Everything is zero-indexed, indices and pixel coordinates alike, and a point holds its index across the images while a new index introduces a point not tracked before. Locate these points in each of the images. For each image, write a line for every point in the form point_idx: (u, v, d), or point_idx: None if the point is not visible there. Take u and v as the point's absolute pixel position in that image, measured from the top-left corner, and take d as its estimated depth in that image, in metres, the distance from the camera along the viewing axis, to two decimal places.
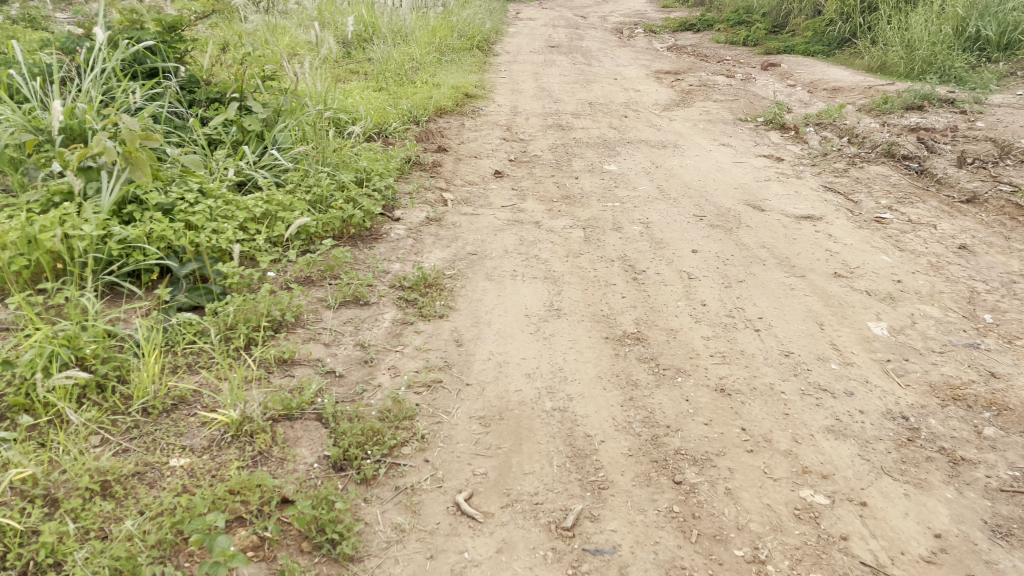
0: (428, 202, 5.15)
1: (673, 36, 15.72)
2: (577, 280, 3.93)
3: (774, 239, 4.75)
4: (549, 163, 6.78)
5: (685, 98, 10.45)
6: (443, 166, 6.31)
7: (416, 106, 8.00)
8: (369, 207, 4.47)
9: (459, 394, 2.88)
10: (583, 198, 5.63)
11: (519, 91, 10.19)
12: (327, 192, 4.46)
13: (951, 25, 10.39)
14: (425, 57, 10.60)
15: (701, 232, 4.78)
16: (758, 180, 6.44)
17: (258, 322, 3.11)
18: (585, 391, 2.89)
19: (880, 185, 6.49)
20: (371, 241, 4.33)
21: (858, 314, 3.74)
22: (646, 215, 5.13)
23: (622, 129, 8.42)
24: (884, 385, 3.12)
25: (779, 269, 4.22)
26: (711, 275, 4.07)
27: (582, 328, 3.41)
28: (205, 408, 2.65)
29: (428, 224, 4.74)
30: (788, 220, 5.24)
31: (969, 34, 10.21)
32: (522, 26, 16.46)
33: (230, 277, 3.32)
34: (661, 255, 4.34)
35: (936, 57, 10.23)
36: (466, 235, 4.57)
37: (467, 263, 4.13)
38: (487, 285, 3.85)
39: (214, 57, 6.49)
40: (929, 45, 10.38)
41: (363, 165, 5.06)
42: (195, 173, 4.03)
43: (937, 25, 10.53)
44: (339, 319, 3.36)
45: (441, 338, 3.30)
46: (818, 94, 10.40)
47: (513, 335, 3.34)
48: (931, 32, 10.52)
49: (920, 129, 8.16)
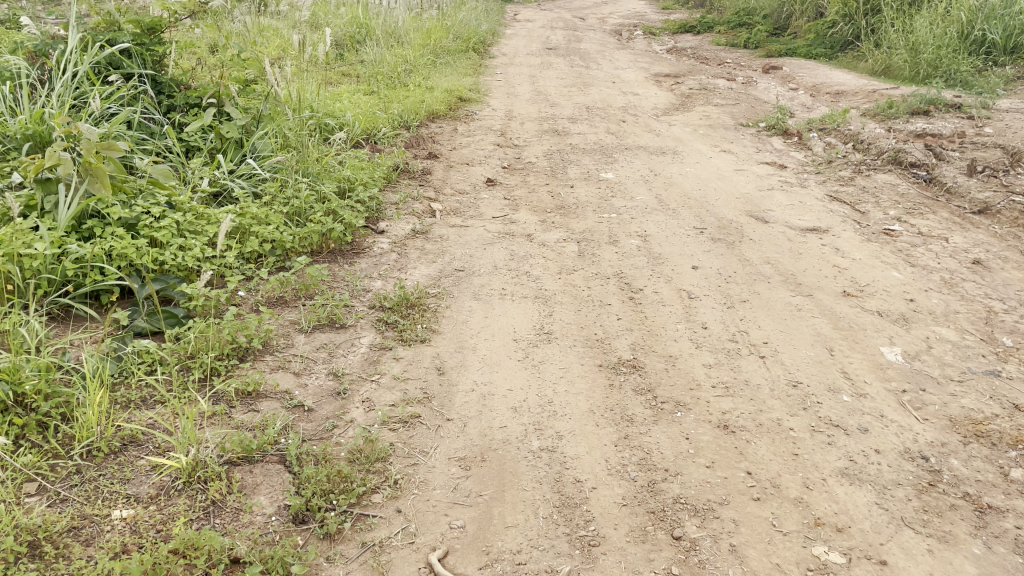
0: (415, 213, 4.91)
1: (672, 38, 15.50)
2: (569, 300, 3.70)
3: (778, 254, 4.52)
4: (544, 171, 6.55)
5: (685, 102, 10.22)
6: (433, 173, 6.08)
7: (408, 110, 7.78)
8: (351, 219, 4.23)
9: (438, 431, 2.63)
10: (579, 208, 5.40)
11: (515, 95, 9.96)
12: (306, 204, 4.22)
13: (956, 28, 10.17)
14: (419, 59, 10.37)
15: (702, 246, 4.55)
16: (760, 189, 6.21)
17: (222, 350, 2.86)
18: (577, 429, 2.64)
19: (887, 195, 6.26)
20: (353, 257, 4.10)
21: (869, 338, 3.51)
22: (644, 227, 4.90)
23: (619, 134, 8.19)
24: (900, 420, 2.88)
25: (785, 288, 3.98)
26: (713, 294, 3.83)
27: (573, 354, 3.17)
28: (157, 450, 2.40)
29: (415, 237, 4.50)
30: (792, 233, 5.01)
31: (975, 37, 10.01)
32: (520, 28, 16.24)
33: (194, 300, 3.08)
34: (660, 271, 4.11)
35: (941, 61, 10.01)
36: (454, 250, 4.34)
37: (454, 280, 3.89)
38: (473, 306, 3.61)
39: (196, 61, 6.26)
40: (935, 48, 10.16)
41: (347, 173, 4.83)
42: (164, 184, 3.80)
43: (943, 28, 10.31)
44: (312, 345, 3.12)
45: (422, 366, 3.06)
46: (821, 99, 10.17)
47: (500, 362, 3.10)
48: (936, 35, 10.30)
49: (927, 135, 7.94)
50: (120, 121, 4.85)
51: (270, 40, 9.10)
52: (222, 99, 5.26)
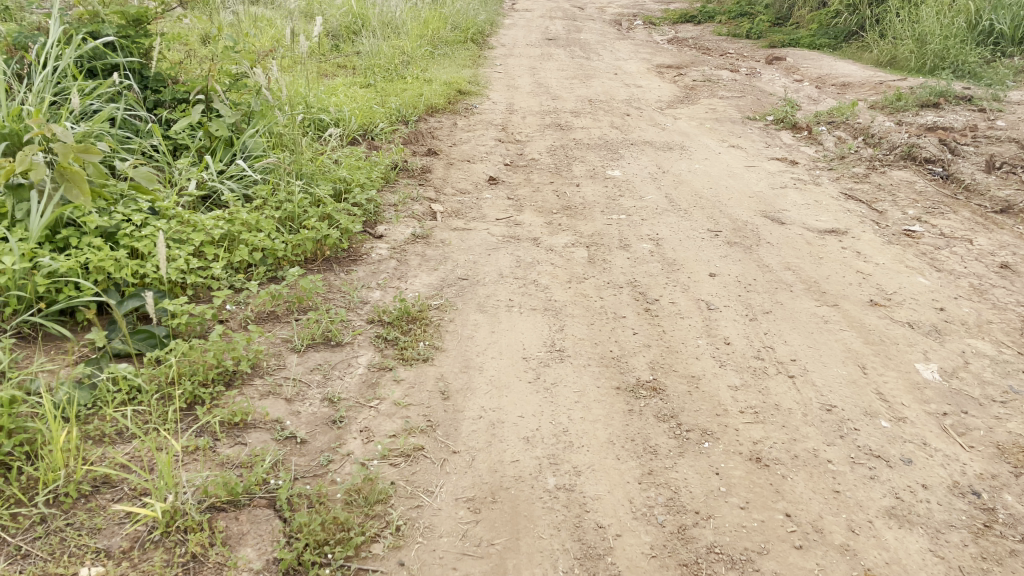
0: (415, 215, 4.67)
1: (673, 28, 15.21)
2: (581, 312, 3.46)
3: (798, 259, 4.28)
4: (547, 168, 6.30)
5: (689, 94, 9.96)
6: (433, 171, 5.83)
7: (406, 104, 7.52)
8: (347, 224, 3.98)
9: (444, 466, 2.40)
10: (585, 208, 5.15)
11: (515, 88, 9.69)
12: (300, 208, 3.95)
13: (963, 18, 9.94)
14: (416, 50, 10.09)
15: (718, 250, 4.31)
16: (773, 188, 5.98)
17: (207, 375, 2.62)
18: (596, 464, 2.41)
19: (904, 193, 6.03)
20: (350, 265, 3.85)
21: (903, 354, 3.27)
22: (655, 230, 4.66)
23: (624, 128, 7.94)
24: (944, 448, 2.65)
25: (809, 297, 3.75)
26: (733, 304, 3.60)
27: (588, 375, 2.93)
28: (132, 493, 2.17)
29: (415, 242, 4.26)
30: (811, 236, 4.78)
31: (983, 28, 9.77)
32: (519, 18, 15.93)
33: (176, 318, 2.84)
34: (675, 279, 3.87)
35: (949, 51, 9.77)
36: (457, 256, 4.10)
37: (456, 291, 3.65)
38: (479, 319, 3.38)
39: (185, 55, 6.01)
40: (942, 39, 9.92)
41: (343, 174, 4.58)
42: (147, 189, 3.55)
43: (950, 17, 10.06)
44: (305, 366, 2.88)
45: (425, 389, 2.82)
46: (827, 91, 9.91)
47: (509, 385, 2.86)
48: (943, 25, 10.06)
49: (939, 129, 7.70)
50: (103, 118, 4.59)
51: (264, 31, 8.84)
52: (211, 94, 5.00)
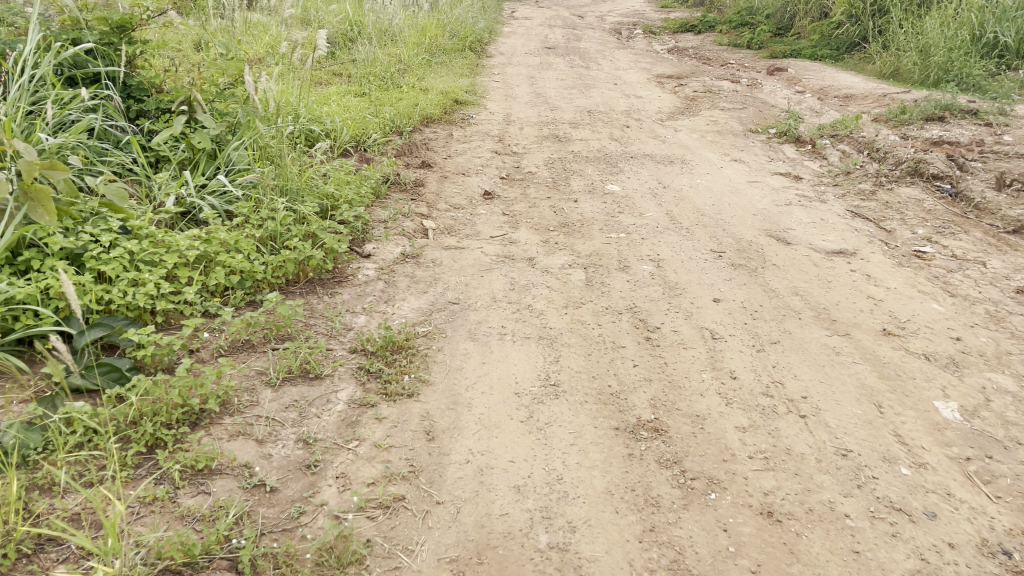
0: (406, 232, 4.46)
1: (673, 37, 15.04)
2: (577, 341, 3.25)
3: (806, 282, 4.08)
4: (545, 182, 6.10)
5: (690, 105, 9.78)
6: (426, 185, 5.64)
7: (400, 114, 7.33)
8: (332, 244, 3.78)
9: (427, 520, 2.20)
10: (583, 226, 4.96)
11: (513, 97, 9.50)
12: (283, 226, 3.75)
13: (967, 30, 9.78)
14: (413, 58, 9.92)
15: (722, 273, 4.11)
16: (777, 205, 5.78)
17: (170, 416, 2.41)
18: (593, 519, 2.21)
19: (912, 211, 5.85)
20: (334, 287, 3.64)
21: (920, 390, 3.07)
22: (656, 250, 4.46)
23: (624, 140, 7.75)
24: (970, 499, 2.45)
25: (818, 325, 3.56)
26: (739, 333, 3.40)
27: (585, 413, 2.72)
28: (78, 553, 1.96)
29: (404, 261, 4.06)
30: (818, 257, 4.58)
31: (987, 40, 9.60)
32: (518, 26, 15.79)
33: (142, 350, 2.63)
34: (677, 305, 3.67)
35: (953, 64, 9.61)
36: (448, 277, 3.90)
37: (446, 317, 3.45)
38: (469, 349, 3.17)
39: (171, 64, 5.82)
40: (946, 51, 9.75)
41: (331, 189, 4.38)
42: (120, 206, 3.35)
43: (954, 29, 9.90)
44: (280, 402, 2.67)
45: (409, 428, 2.61)
46: (830, 103, 9.73)
47: (500, 425, 2.65)
48: (947, 37, 9.90)
49: (945, 143, 7.53)
50: (82, 129, 4.39)
51: (257, 37, 8.66)
52: (196, 104, 4.80)
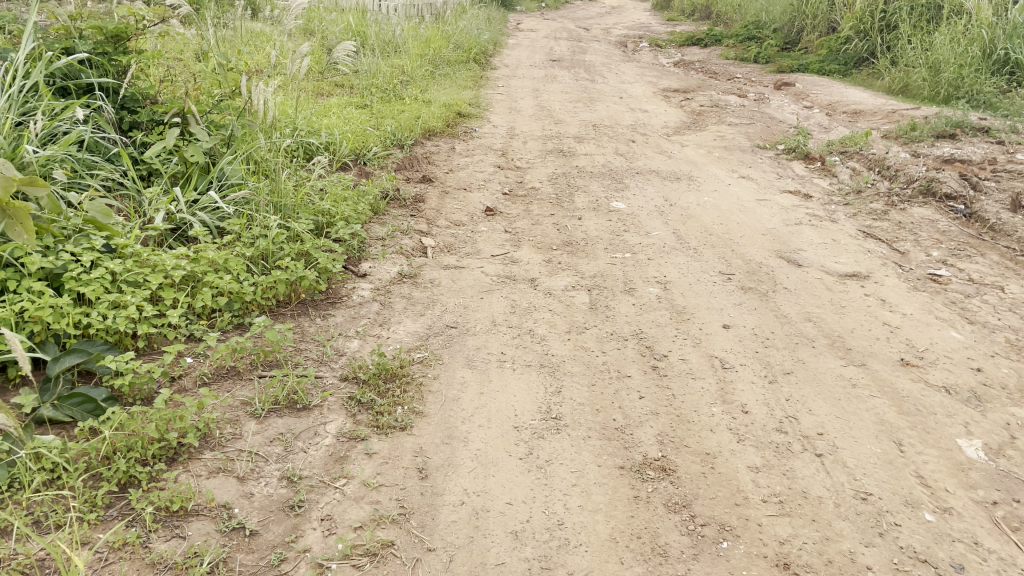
0: (404, 251, 4.32)
1: (679, 51, 14.94)
2: (581, 370, 3.10)
3: (819, 308, 3.93)
4: (549, 198, 5.96)
5: (697, 120, 9.65)
6: (427, 201, 5.50)
7: (402, 127, 7.21)
8: (326, 264, 3.64)
9: (418, 570, 2.05)
10: (588, 245, 4.81)
11: (517, 111, 9.39)
12: (276, 244, 3.61)
13: (977, 46, 9.64)
14: (417, 70, 9.82)
15: (731, 297, 3.96)
16: (787, 224, 5.64)
17: (145, 452, 2.27)
18: (596, 571, 2.06)
19: (926, 233, 5.70)
20: (328, 309, 3.50)
21: (942, 426, 2.91)
22: (663, 272, 4.31)
23: (629, 156, 7.62)
24: (1000, 549, 2.29)
25: (832, 354, 3.40)
26: (751, 363, 3.24)
27: (587, 450, 2.57)
28: None
29: (401, 281, 3.91)
30: (830, 280, 4.43)
31: (997, 57, 9.45)
32: (524, 38, 15.72)
33: (120, 378, 2.49)
34: (686, 331, 3.51)
35: (963, 81, 9.47)
36: (446, 299, 3.75)
37: (443, 342, 3.30)
38: (467, 377, 3.02)
39: (168, 74, 5.71)
40: (956, 67, 9.62)
41: (327, 205, 4.25)
42: (105, 224, 3.21)
43: (964, 46, 9.77)
44: (265, 435, 2.53)
45: (401, 465, 2.46)
46: (838, 119, 9.60)
47: (497, 462, 2.49)
48: (957, 53, 9.76)
49: (956, 161, 7.38)
50: (72, 142, 4.27)
51: (259, 48, 8.57)
52: (190, 116, 4.68)
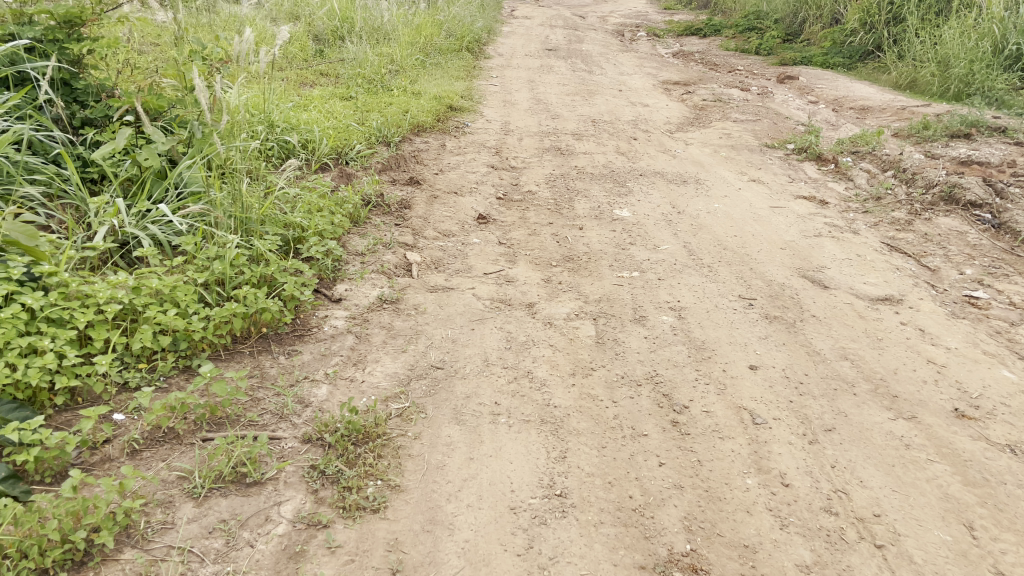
0: (385, 269, 3.84)
1: (677, 41, 14.43)
2: (588, 426, 2.63)
3: (854, 342, 3.47)
4: (545, 203, 5.48)
5: (700, 115, 9.17)
6: (413, 207, 5.01)
7: (389, 122, 6.72)
8: (292, 291, 3.15)
9: None
10: (590, 261, 4.34)
11: (512, 103, 8.88)
12: (234, 268, 3.11)
13: (988, 41, 9.14)
14: (406, 59, 9.31)
15: (756, 329, 3.49)
16: (806, 236, 5.18)
17: (43, 559, 1.79)
18: None
19: (955, 247, 5.25)
20: (293, 347, 3.01)
21: (1015, 500, 2.45)
22: (675, 295, 3.84)
23: (631, 155, 7.15)
24: None
25: (876, 404, 2.94)
26: (786, 416, 2.79)
27: (601, 543, 2.11)
28: None
29: (380, 308, 3.43)
30: (861, 306, 3.97)
31: (1010, 53, 8.86)
32: (519, 25, 15.20)
33: (26, 454, 2.02)
34: (708, 373, 3.05)
35: (974, 76, 9.00)
36: (432, 330, 3.27)
37: (427, 388, 2.82)
38: (454, 437, 2.54)
39: (130, 66, 5.19)
40: (967, 63, 9.13)
41: (298, 217, 3.75)
42: (28, 246, 2.71)
43: (975, 40, 9.28)
44: (203, 522, 2.05)
45: (371, 565, 1.99)
46: (846, 116, 9.13)
47: (490, 560, 2.03)
48: (967, 48, 9.28)
49: (973, 163, 6.93)
50: (10, 141, 3.74)
51: (236, 33, 8.02)
52: (149, 113, 4.16)
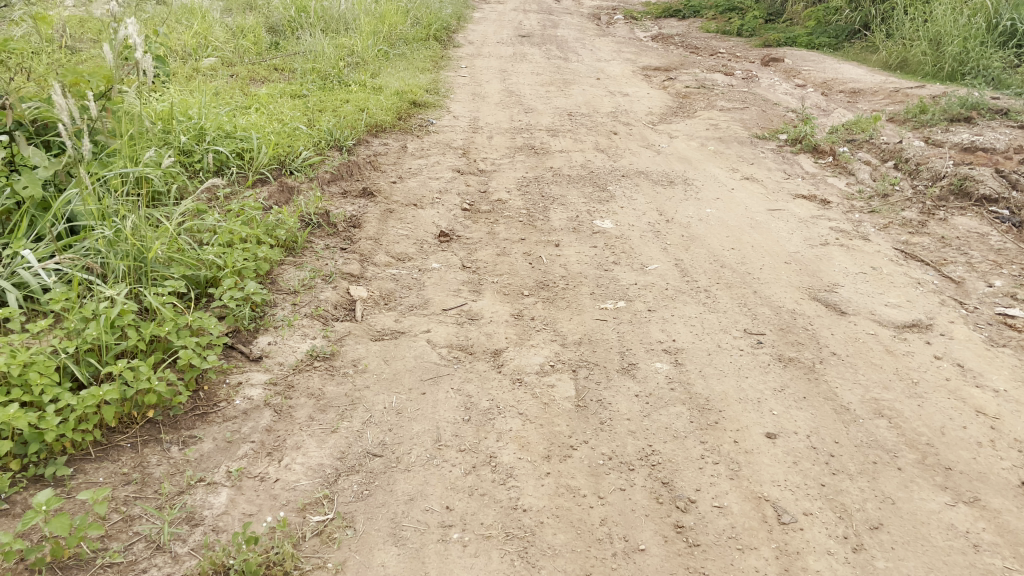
0: (322, 312, 3.19)
1: (655, 24, 13.76)
2: (567, 540, 2.02)
3: (887, 391, 2.87)
4: (516, 215, 4.84)
5: (685, 105, 8.53)
6: (364, 225, 4.36)
7: (342, 124, 6.04)
8: (191, 358, 2.50)
9: None
10: (568, 289, 3.72)
11: (481, 97, 8.20)
12: (112, 333, 2.45)
13: (982, 17, 8.57)
14: (367, 50, 8.62)
15: (770, 378, 2.88)
16: (812, 245, 4.58)
17: None
18: None
19: (979, 253, 4.67)
20: (192, 432, 2.37)
21: None
22: (669, 333, 3.23)
23: (613, 152, 6.51)
24: None
25: (927, 483, 2.35)
26: (818, 509, 2.19)
27: None
28: None
29: (311, 366, 2.79)
30: (887, 337, 3.38)
31: (1003, 28, 8.38)
32: (490, 11, 14.45)
33: None
34: (717, 447, 2.44)
35: (968, 55, 8.45)
36: (372, 397, 2.64)
37: (360, 489, 2.19)
38: (393, 564, 1.93)
39: (33, 73, 4.52)
40: (960, 40, 8.58)
41: (211, 254, 3.11)
42: None
43: (968, 16, 8.69)
44: None
45: None
46: (837, 100, 8.55)
47: None
48: (959, 24, 8.72)
49: (977, 150, 6.36)
50: None
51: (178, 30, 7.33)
52: (35, 129, 3.48)
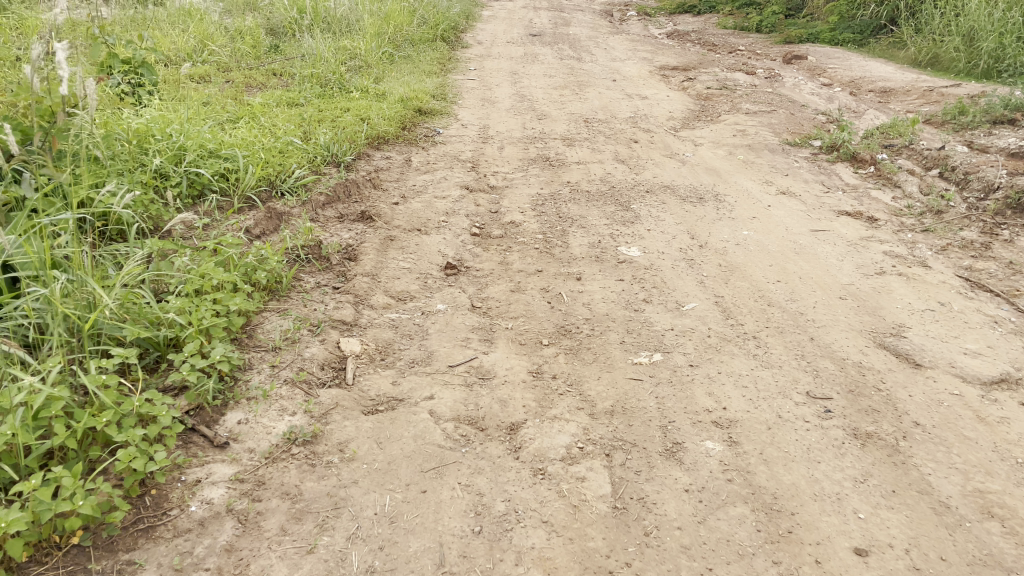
0: (306, 375, 2.70)
1: (670, 20, 13.18)
2: None
3: (992, 478, 2.35)
4: (531, 240, 4.33)
5: (707, 108, 7.99)
6: (360, 256, 3.85)
7: (341, 136, 5.54)
8: (131, 458, 2.00)
9: None
10: (593, 336, 3.20)
11: (491, 102, 7.69)
12: (31, 430, 1.96)
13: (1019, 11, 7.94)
14: (371, 52, 8.12)
15: (847, 463, 2.36)
16: (868, 274, 4.05)
17: None
18: None
19: None
20: (131, 557, 1.88)
21: None
22: (718, 397, 2.71)
23: (634, 163, 5.98)
24: None
25: None
26: None
27: None
28: None
29: (289, 453, 2.30)
30: (975, 396, 2.85)
31: None
32: (499, 9, 13.92)
33: None
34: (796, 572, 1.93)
35: (1005, 51, 7.85)
36: (361, 498, 2.14)
37: None
38: None
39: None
40: (997, 36, 7.98)
41: (172, 310, 2.61)
42: None
43: (1003, 10, 8.10)
44: None
45: None
46: (868, 100, 7.98)
47: None
48: (994, 19, 8.12)
49: None
50: None
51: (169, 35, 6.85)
52: None
